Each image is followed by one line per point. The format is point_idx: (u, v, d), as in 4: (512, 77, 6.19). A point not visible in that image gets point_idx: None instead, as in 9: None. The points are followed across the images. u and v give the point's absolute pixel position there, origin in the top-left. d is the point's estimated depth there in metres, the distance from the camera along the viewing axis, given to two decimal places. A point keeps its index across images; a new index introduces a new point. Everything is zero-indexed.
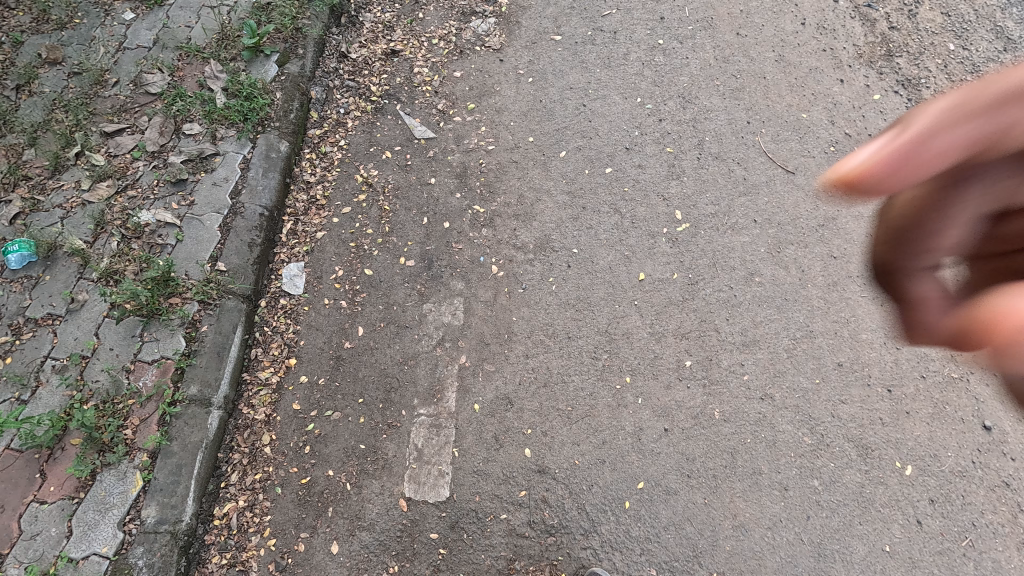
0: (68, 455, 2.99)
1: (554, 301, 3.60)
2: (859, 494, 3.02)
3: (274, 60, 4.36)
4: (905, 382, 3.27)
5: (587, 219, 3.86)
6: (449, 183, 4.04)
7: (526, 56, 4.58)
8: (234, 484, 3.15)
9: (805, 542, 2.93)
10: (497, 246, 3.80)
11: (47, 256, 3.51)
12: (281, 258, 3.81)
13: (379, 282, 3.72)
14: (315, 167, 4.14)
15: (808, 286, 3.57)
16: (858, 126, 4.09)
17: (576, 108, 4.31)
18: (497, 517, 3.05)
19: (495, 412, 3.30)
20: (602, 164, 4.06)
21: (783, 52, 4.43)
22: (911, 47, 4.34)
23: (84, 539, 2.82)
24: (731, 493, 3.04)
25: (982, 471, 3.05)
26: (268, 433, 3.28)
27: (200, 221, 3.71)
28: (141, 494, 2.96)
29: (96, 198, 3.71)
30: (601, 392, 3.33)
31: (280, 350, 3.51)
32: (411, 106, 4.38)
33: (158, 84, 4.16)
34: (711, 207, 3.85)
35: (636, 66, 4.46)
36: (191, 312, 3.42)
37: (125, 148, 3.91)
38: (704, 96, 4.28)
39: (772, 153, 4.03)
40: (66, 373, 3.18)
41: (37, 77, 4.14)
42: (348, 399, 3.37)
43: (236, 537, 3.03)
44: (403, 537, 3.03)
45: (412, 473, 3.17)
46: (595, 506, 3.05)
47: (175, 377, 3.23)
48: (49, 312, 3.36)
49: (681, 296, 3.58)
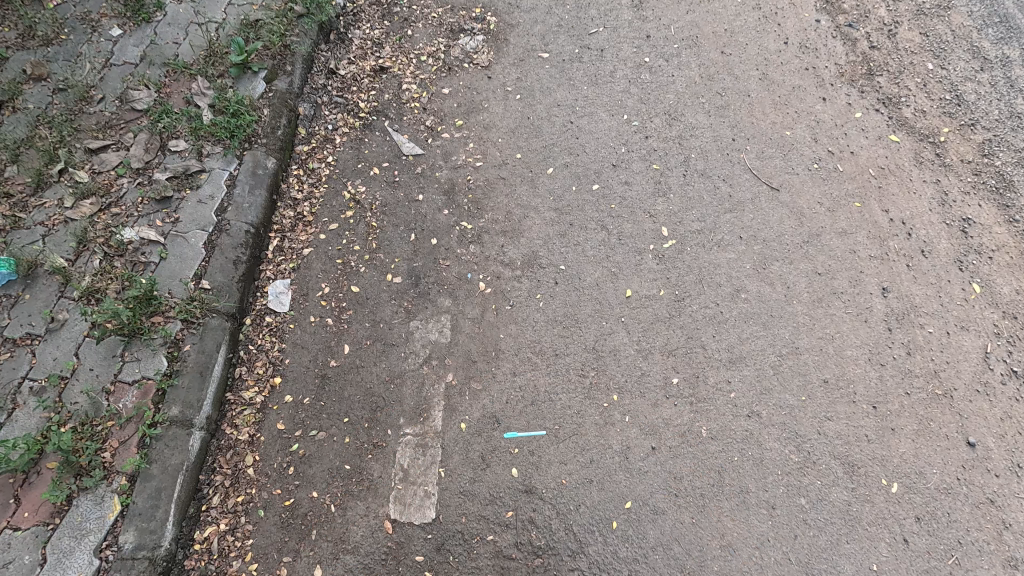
0: (44, 480, 2.93)
1: (542, 318, 3.60)
2: (846, 512, 3.01)
3: (262, 76, 4.36)
4: (890, 399, 3.29)
5: (575, 235, 3.87)
6: (437, 200, 4.05)
7: (514, 74, 4.61)
8: (215, 507, 3.10)
9: (793, 562, 2.92)
10: (485, 263, 3.80)
11: (28, 275, 3.47)
12: (267, 275, 3.78)
13: (365, 299, 3.70)
14: (302, 183, 4.14)
15: (793, 302, 3.59)
16: (841, 143, 4.15)
17: (563, 125, 4.34)
18: (484, 539, 3.02)
19: (482, 431, 3.28)
20: (589, 181, 4.09)
21: (767, 70, 4.50)
22: (890, 67, 4.44)
23: (59, 567, 2.75)
24: (719, 512, 3.03)
25: (967, 487, 3.06)
26: (252, 454, 3.24)
27: (185, 239, 3.68)
28: (119, 519, 2.89)
29: (79, 215, 3.67)
30: (589, 410, 3.31)
31: (265, 369, 3.48)
32: (399, 122, 4.40)
33: (145, 100, 4.14)
34: (697, 224, 3.88)
35: (622, 84, 4.51)
36: (174, 331, 3.37)
37: (110, 165, 3.88)
38: (690, 113, 4.34)
39: (757, 170, 4.07)
40: (44, 395, 3.12)
41: (22, 93, 4.11)
42: (333, 419, 3.33)
43: (217, 561, 2.97)
44: (388, 560, 2.98)
45: (397, 494, 3.13)
46: (583, 527, 3.02)
47: (157, 399, 3.19)
48: (28, 331, 3.30)
49: (669, 313, 3.59)
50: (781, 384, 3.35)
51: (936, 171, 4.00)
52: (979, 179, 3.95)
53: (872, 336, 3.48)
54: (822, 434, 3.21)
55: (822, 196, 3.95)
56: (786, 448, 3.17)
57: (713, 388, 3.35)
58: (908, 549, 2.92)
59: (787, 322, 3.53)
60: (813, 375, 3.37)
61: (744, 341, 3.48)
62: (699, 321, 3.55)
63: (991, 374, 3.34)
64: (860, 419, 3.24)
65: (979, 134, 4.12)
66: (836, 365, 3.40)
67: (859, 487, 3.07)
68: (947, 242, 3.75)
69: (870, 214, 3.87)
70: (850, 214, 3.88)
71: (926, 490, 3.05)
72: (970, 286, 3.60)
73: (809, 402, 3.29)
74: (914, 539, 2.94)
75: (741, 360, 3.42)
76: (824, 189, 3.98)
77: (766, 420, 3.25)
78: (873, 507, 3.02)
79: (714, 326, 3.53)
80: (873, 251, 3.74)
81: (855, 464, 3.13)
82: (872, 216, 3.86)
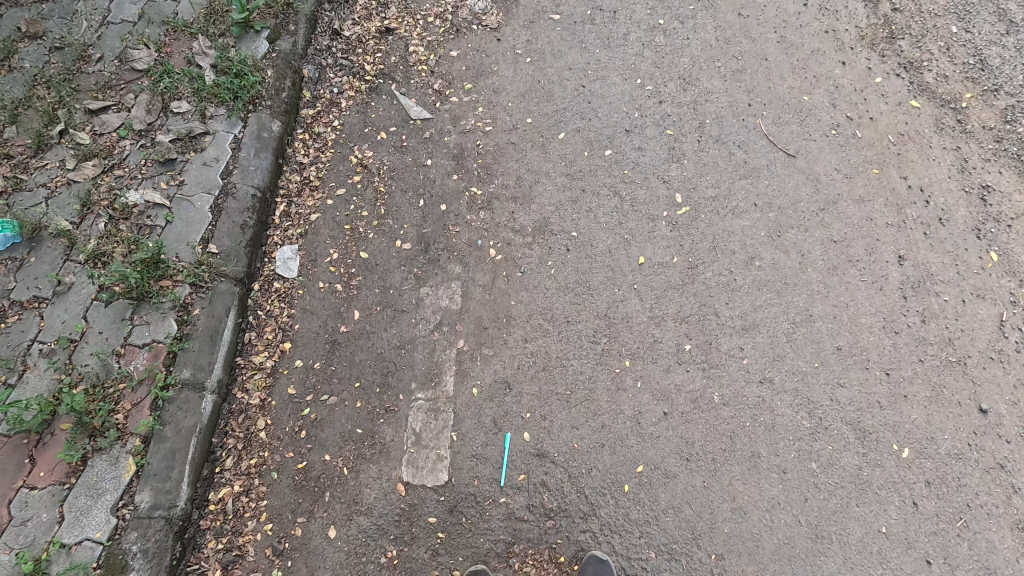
0: (58, 440, 2.94)
1: (553, 285, 3.56)
2: (857, 476, 3.05)
3: (265, 36, 4.22)
4: (903, 365, 3.29)
5: (587, 202, 3.81)
6: (446, 165, 3.96)
7: (524, 36, 4.47)
8: (229, 469, 3.12)
9: (803, 524, 2.96)
10: (496, 229, 3.74)
11: (32, 237, 3.41)
12: (274, 240, 3.72)
13: (375, 265, 3.65)
14: (308, 148, 4.04)
15: (808, 270, 3.55)
16: (860, 109, 4.04)
17: (575, 89, 4.23)
18: (497, 501, 3.04)
19: (494, 396, 3.27)
20: (601, 146, 4.00)
21: (786, 33, 4.36)
22: (913, 30, 4.29)
23: (77, 524, 2.78)
24: (731, 476, 3.05)
25: (977, 453, 3.08)
26: (264, 418, 3.24)
27: (190, 202, 3.61)
28: (135, 479, 2.91)
29: (82, 177, 3.59)
30: (601, 376, 3.30)
31: (275, 334, 3.45)
32: (407, 85, 4.27)
33: (145, 59, 4.02)
34: (711, 191, 3.81)
35: (636, 47, 4.37)
36: (182, 295, 3.34)
37: (111, 127, 3.79)
38: (705, 77, 4.21)
39: (774, 136, 3.98)
40: (54, 357, 3.11)
41: (17, 51, 3.97)
42: (344, 384, 3.32)
43: (232, 521, 3.01)
44: (402, 521, 3.01)
45: (410, 457, 3.14)
46: (595, 490, 3.04)
47: (168, 361, 3.17)
48: (35, 294, 3.27)
49: (682, 280, 3.55)
50: (794, 351, 3.33)
51: (956, 137, 3.92)
52: (1001, 146, 3.87)
53: (887, 304, 3.45)
54: (834, 401, 3.21)
55: (839, 162, 3.87)
56: (798, 414, 3.18)
57: (726, 354, 3.33)
58: (917, 512, 2.97)
59: (801, 289, 3.50)
60: (827, 342, 3.35)
61: (757, 309, 3.45)
62: (712, 288, 3.51)
63: (1006, 341, 3.33)
64: (873, 386, 3.24)
65: (1002, 100, 4.01)
66: (850, 332, 3.38)
67: (870, 451, 3.10)
68: (966, 210, 3.69)
69: (888, 181, 3.80)
70: (868, 180, 3.80)
71: (937, 455, 3.08)
72: (988, 254, 3.56)
73: (822, 368, 3.29)
74: (923, 502, 2.99)
75: (754, 327, 3.40)
76: (842, 156, 3.89)
77: (778, 386, 3.25)
78: (883, 471, 3.05)
79: (728, 293, 3.50)
80: (890, 219, 3.68)
81: (867, 429, 3.15)
82: (890, 182, 3.79)
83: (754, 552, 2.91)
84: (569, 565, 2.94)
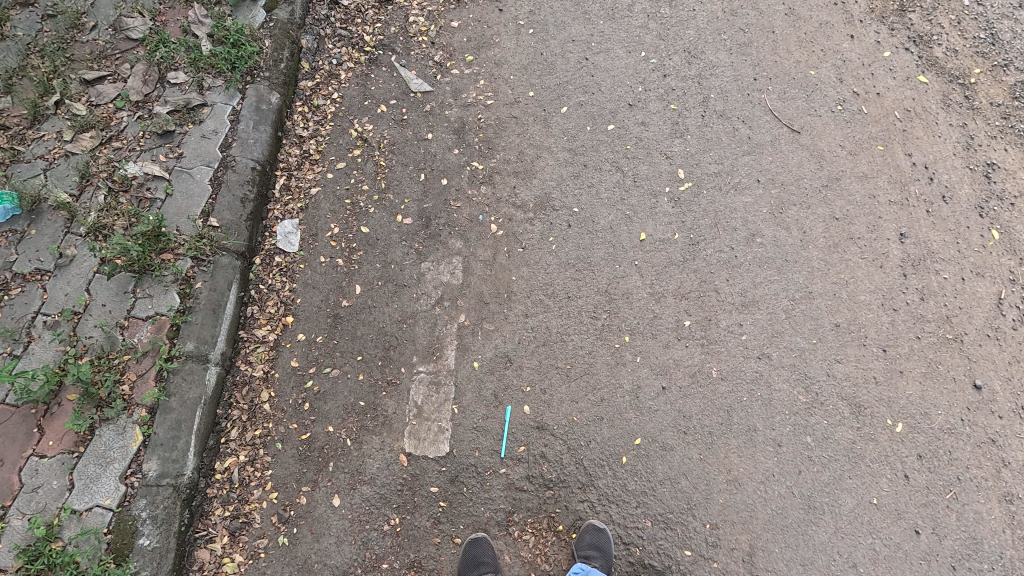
0: (66, 410, 3.00)
1: (554, 260, 3.56)
2: (850, 450, 3.11)
3: (262, 5, 4.14)
4: (901, 342, 3.32)
5: (589, 176, 3.78)
6: (447, 139, 3.92)
7: (527, 6, 4.37)
8: (234, 440, 3.17)
9: (796, 495, 3.03)
10: (497, 204, 3.73)
11: (32, 210, 3.40)
12: (275, 214, 3.71)
13: (376, 240, 3.65)
14: (308, 120, 3.99)
15: (808, 248, 3.55)
16: (866, 84, 3.99)
17: (578, 61, 4.16)
18: (497, 472, 3.10)
19: (495, 370, 3.31)
20: (604, 121, 3.95)
21: (794, 5, 4.26)
22: (924, 2, 4.19)
23: (87, 491, 2.85)
24: (727, 449, 3.11)
25: (970, 428, 3.14)
26: (267, 390, 3.28)
27: (190, 175, 3.59)
28: (142, 448, 2.97)
29: (80, 149, 3.56)
30: (600, 350, 3.34)
31: (277, 308, 3.47)
32: (407, 57, 4.20)
33: (140, 28, 3.94)
34: (714, 166, 3.78)
35: (640, 18, 4.27)
36: (184, 268, 3.35)
37: (108, 97, 3.74)
38: (710, 50, 4.14)
39: (778, 112, 3.93)
40: (59, 329, 3.14)
41: (9, 19, 3.89)
42: (346, 357, 3.35)
43: (238, 490, 3.07)
44: (404, 490, 3.08)
45: (412, 429, 3.20)
46: (593, 461, 3.10)
47: (171, 334, 3.20)
48: (37, 267, 3.27)
49: (682, 256, 3.55)
50: (793, 327, 3.36)
51: (964, 114, 3.87)
52: (1007, 123, 3.83)
53: (887, 281, 3.46)
54: (831, 375, 3.25)
55: (844, 138, 3.83)
56: (795, 389, 3.22)
57: (725, 330, 3.36)
58: (907, 484, 3.04)
59: (802, 266, 3.51)
60: (826, 319, 3.38)
61: (757, 286, 3.46)
62: (713, 265, 3.52)
63: (1003, 319, 3.36)
64: (869, 361, 3.28)
65: (1011, 76, 3.95)
66: (849, 309, 3.40)
67: (864, 426, 3.16)
68: (969, 187, 3.67)
69: (891, 157, 3.77)
70: (872, 157, 3.77)
71: (930, 430, 3.14)
72: (989, 232, 3.56)
73: (821, 345, 3.32)
74: (915, 475, 3.05)
75: (754, 304, 3.42)
76: (846, 132, 3.85)
77: (776, 362, 3.28)
78: (876, 446, 3.11)
79: (728, 270, 3.51)
80: (893, 197, 3.67)
81: (862, 404, 3.20)
82: (894, 159, 3.76)
83: (748, 522, 2.99)
84: (568, 532, 3.02)
